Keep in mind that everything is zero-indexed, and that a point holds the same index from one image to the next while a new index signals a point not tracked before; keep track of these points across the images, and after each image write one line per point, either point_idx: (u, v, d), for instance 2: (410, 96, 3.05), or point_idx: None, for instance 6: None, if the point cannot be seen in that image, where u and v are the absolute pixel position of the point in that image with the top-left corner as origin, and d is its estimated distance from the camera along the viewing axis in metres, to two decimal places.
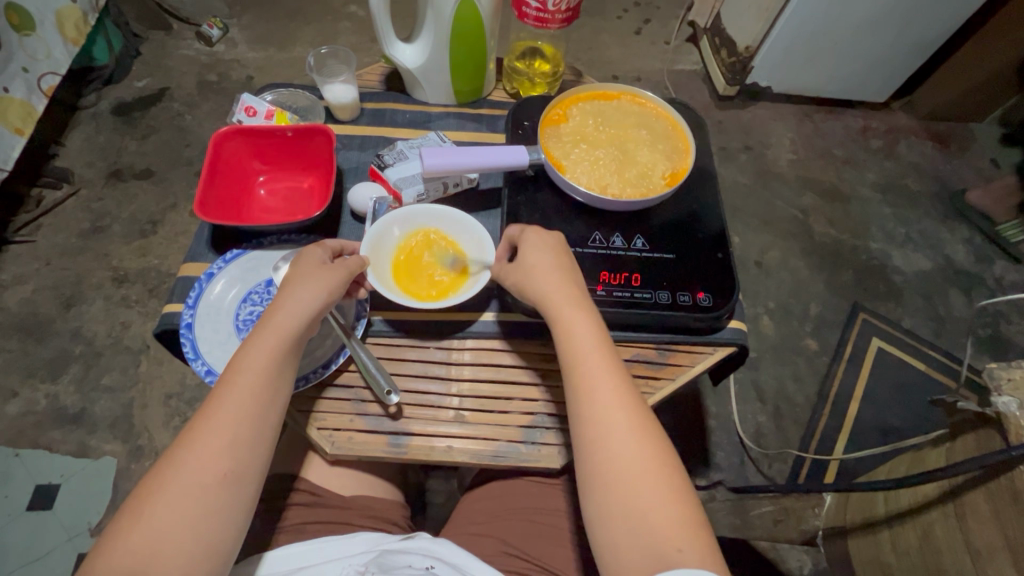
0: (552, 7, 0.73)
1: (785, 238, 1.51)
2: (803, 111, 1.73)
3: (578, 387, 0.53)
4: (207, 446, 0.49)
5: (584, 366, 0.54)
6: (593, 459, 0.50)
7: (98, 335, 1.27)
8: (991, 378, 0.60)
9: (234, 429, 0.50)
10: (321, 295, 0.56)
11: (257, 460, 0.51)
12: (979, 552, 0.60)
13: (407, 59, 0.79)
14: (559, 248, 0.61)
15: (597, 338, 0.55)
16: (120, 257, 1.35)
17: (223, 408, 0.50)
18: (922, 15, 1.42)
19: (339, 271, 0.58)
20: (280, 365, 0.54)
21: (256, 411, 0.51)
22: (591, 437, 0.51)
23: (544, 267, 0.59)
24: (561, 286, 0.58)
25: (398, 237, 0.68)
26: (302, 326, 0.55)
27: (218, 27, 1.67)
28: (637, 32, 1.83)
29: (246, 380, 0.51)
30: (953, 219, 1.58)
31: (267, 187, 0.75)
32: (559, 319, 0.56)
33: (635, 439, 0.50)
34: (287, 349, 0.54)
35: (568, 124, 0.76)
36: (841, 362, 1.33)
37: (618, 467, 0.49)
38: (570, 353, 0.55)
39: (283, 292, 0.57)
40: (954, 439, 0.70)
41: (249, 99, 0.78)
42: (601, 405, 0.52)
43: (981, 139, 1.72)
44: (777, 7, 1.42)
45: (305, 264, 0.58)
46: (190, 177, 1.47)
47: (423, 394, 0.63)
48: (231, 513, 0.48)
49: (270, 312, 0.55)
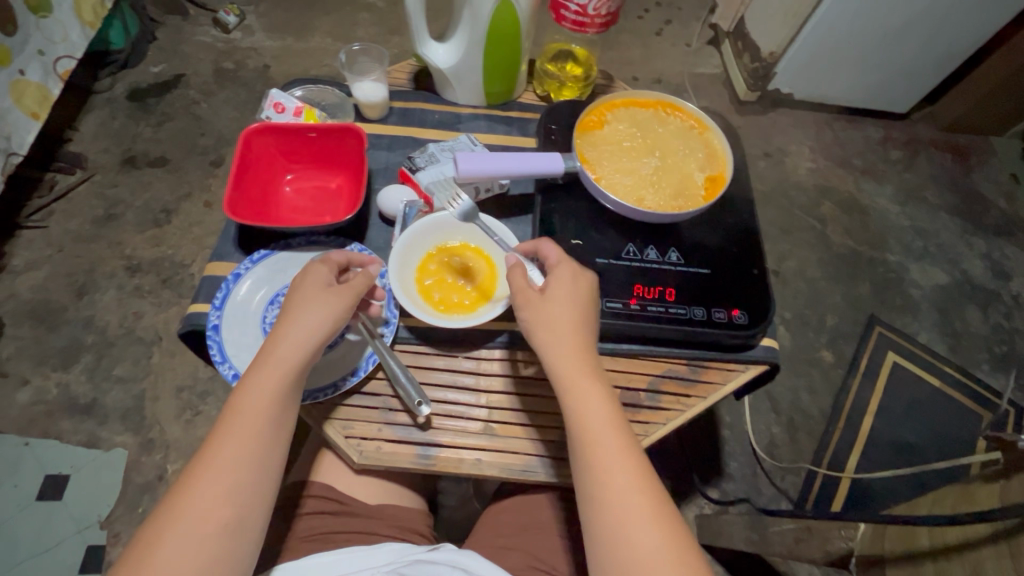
0: (591, 11, 0.72)
1: (803, 247, 1.49)
2: (824, 119, 1.71)
3: (592, 467, 0.50)
4: (209, 492, 0.47)
5: (597, 445, 0.50)
6: (608, 544, 0.47)
7: (110, 324, 1.26)
8: None
9: (235, 472, 0.48)
10: (325, 323, 0.54)
11: (261, 501, 0.49)
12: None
13: (440, 59, 0.77)
14: (581, 298, 0.56)
15: (611, 417, 0.52)
16: (133, 246, 1.34)
17: (225, 450, 0.49)
18: (952, 26, 1.40)
19: (344, 294, 0.56)
20: (285, 400, 0.52)
21: (257, 453, 0.50)
22: (605, 525, 0.48)
23: (564, 321, 0.54)
24: (576, 348, 0.54)
25: (435, 239, 0.67)
26: (305, 359, 0.53)
27: (235, 13, 1.65)
28: (659, 32, 1.81)
29: (248, 420, 0.50)
30: (973, 233, 1.56)
31: (293, 186, 0.74)
32: (571, 388, 0.53)
33: (654, 526, 0.47)
34: (290, 383, 0.52)
35: (604, 130, 0.74)
36: (856, 376, 1.32)
37: (638, 559, 0.46)
38: (584, 432, 0.51)
39: (284, 324, 0.54)
40: (1011, 478, 0.69)
41: (278, 94, 0.77)
42: (618, 490, 0.48)
43: (1003, 153, 1.70)
44: (806, 13, 1.40)
45: (308, 286, 0.56)
46: (204, 166, 1.45)
47: (451, 405, 0.62)
48: (235, 559, 0.47)
49: (272, 344, 0.54)
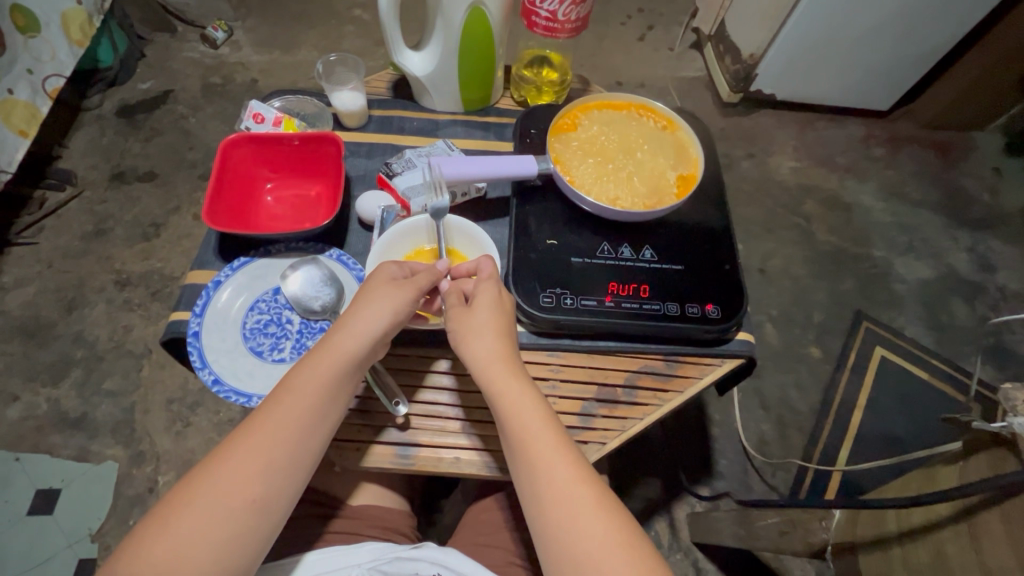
0: (561, 17, 0.73)
1: (789, 245, 1.51)
2: (806, 118, 1.74)
3: (530, 467, 0.51)
4: (244, 465, 0.49)
5: (534, 443, 0.51)
6: (555, 541, 0.48)
7: (100, 338, 1.26)
8: (1006, 399, 0.59)
9: (273, 450, 0.50)
10: (385, 317, 0.55)
11: (292, 486, 0.50)
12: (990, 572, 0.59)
13: (415, 67, 0.79)
14: (495, 308, 0.57)
15: (543, 416, 0.53)
16: (122, 260, 1.35)
17: (265, 427, 0.50)
18: (926, 24, 1.42)
19: (409, 289, 0.56)
20: (336, 388, 0.53)
21: (295, 436, 0.51)
22: (550, 520, 0.49)
23: (484, 330, 0.56)
24: (500, 354, 0.55)
25: (406, 244, 0.68)
26: (360, 351, 0.54)
27: (223, 29, 1.67)
28: (641, 38, 1.84)
29: (293, 401, 0.51)
30: (956, 228, 1.58)
31: (273, 194, 0.75)
32: (500, 394, 0.54)
33: (598, 514, 0.48)
34: (344, 373, 0.53)
35: (577, 133, 0.76)
36: (843, 371, 1.33)
37: (584, 547, 0.47)
38: (519, 434, 0.52)
39: (350, 311, 0.56)
40: (969, 459, 0.69)
41: (257, 105, 0.78)
42: (557, 484, 0.50)
43: (984, 148, 1.72)
44: (782, 15, 1.43)
45: (378, 277, 0.57)
46: (193, 180, 1.46)
47: (430, 405, 0.63)
48: (255, 536, 0.48)
49: (333, 330, 0.55)
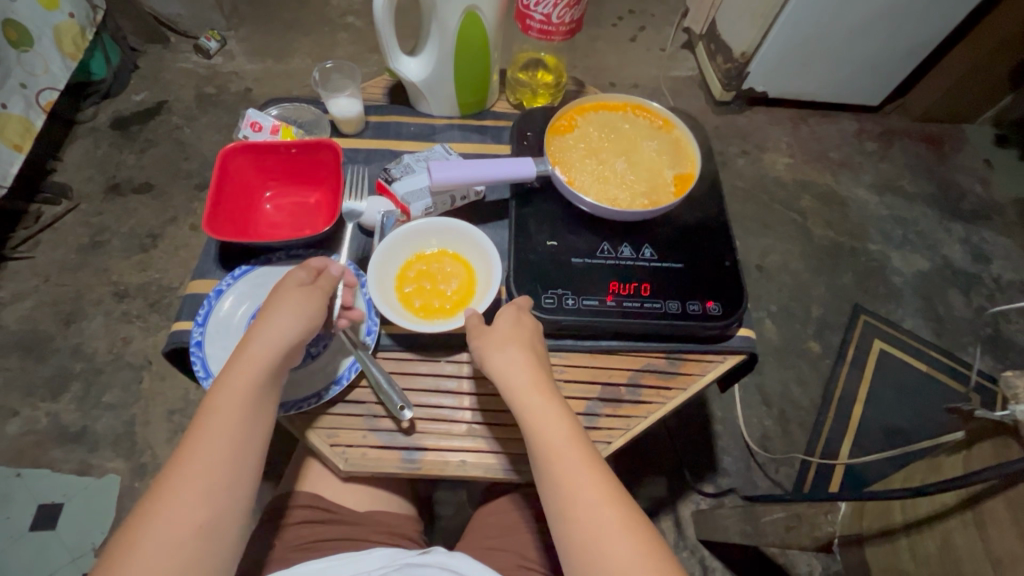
0: (555, 20, 0.74)
1: (785, 241, 1.52)
2: (799, 115, 1.75)
3: (555, 482, 0.50)
4: (183, 496, 0.47)
5: (560, 458, 0.51)
6: (582, 558, 0.47)
7: (99, 351, 1.26)
8: (1008, 387, 0.59)
9: (210, 474, 0.48)
10: (297, 322, 0.55)
11: (236, 504, 0.49)
12: (999, 560, 0.60)
13: (411, 73, 0.79)
14: (524, 330, 0.58)
15: (569, 432, 0.53)
16: (120, 272, 1.35)
17: (196, 453, 0.49)
18: (915, 19, 1.44)
19: (314, 294, 0.57)
20: (258, 400, 0.52)
21: (230, 455, 0.50)
22: (576, 537, 0.48)
23: (513, 349, 0.56)
24: (529, 372, 0.55)
25: (413, 245, 0.68)
26: (278, 359, 0.54)
27: (216, 39, 1.67)
28: (633, 39, 1.85)
29: (218, 421, 0.50)
30: (950, 220, 1.59)
31: (272, 203, 0.75)
32: (527, 407, 0.54)
33: (625, 533, 0.47)
34: (264, 382, 0.53)
35: (574, 134, 0.76)
36: (843, 364, 1.34)
37: (611, 566, 0.46)
38: (545, 449, 0.52)
39: (257, 326, 0.55)
40: (972, 448, 0.70)
41: (254, 114, 0.79)
42: (582, 501, 0.49)
43: (975, 140, 1.74)
44: (772, 13, 1.44)
45: (283, 286, 0.57)
46: (189, 190, 1.46)
47: (435, 409, 0.63)
48: (210, 562, 0.47)
49: (242, 346, 0.54)
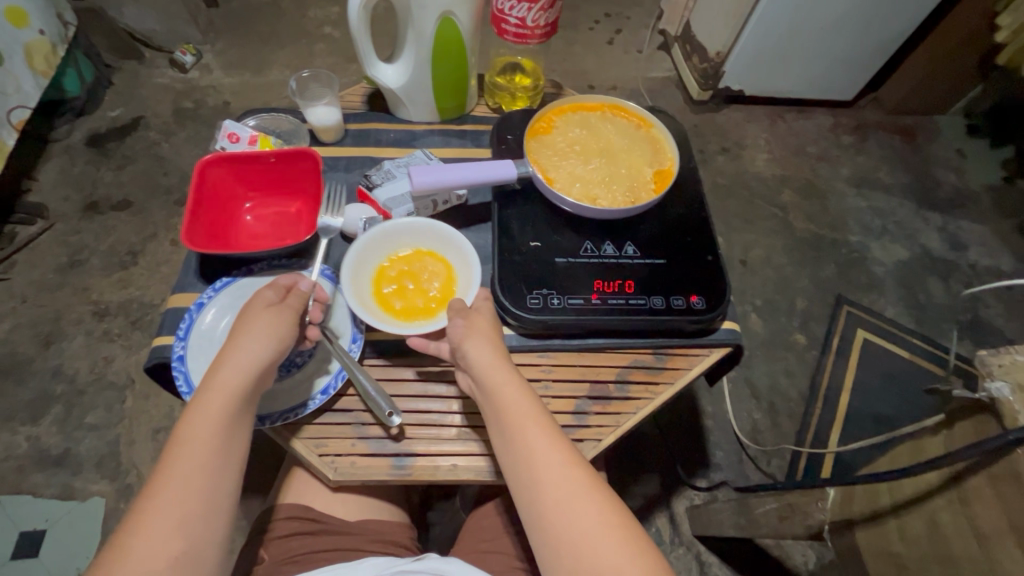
0: (530, 23, 0.74)
1: (768, 235, 1.54)
2: (775, 112, 1.78)
3: (523, 455, 0.51)
4: (158, 529, 0.46)
5: (525, 430, 0.52)
6: (552, 525, 0.48)
7: (80, 372, 1.23)
8: (983, 364, 0.61)
9: (185, 502, 0.47)
10: (269, 344, 0.54)
11: (214, 534, 0.48)
12: (984, 535, 0.62)
13: (389, 79, 0.79)
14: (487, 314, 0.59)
15: (533, 407, 0.53)
16: (99, 291, 1.32)
17: (170, 482, 0.48)
18: (883, 16, 1.47)
19: (285, 314, 0.56)
20: (232, 425, 0.51)
21: (207, 482, 0.48)
22: (544, 505, 0.49)
23: (478, 330, 0.57)
24: (494, 352, 0.56)
25: (396, 243, 0.67)
26: (249, 383, 0.53)
27: (192, 53, 1.66)
28: (610, 42, 1.87)
29: (192, 449, 0.49)
30: (926, 209, 1.63)
31: (253, 213, 0.75)
32: (492, 384, 0.54)
33: (593, 498, 0.49)
34: (237, 407, 0.52)
35: (553, 135, 0.77)
36: (829, 355, 1.35)
37: (580, 530, 0.47)
38: (511, 423, 0.53)
39: (225, 351, 0.54)
40: (952, 427, 0.71)
41: (232, 125, 0.78)
42: (549, 470, 0.50)
43: (947, 131, 1.78)
44: (745, 13, 1.46)
45: (251, 309, 0.56)
46: (169, 206, 1.44)
47: (424, 414, 0.63)
48: None
49: (212, 373, 0.53)
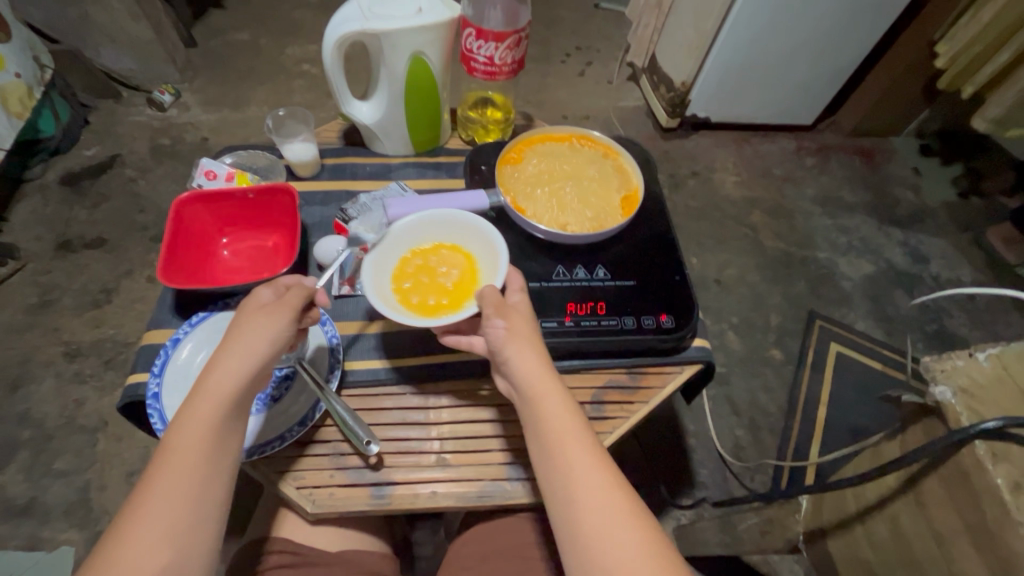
0: (498, 61, 0.78)
1: (740, 255, 1.59)
2: (741, 136, 1.86)
3: (563, 474, 0.50)
4: (146, 537, 0.45)
5: (567, 449, 0.51)
6: (591, 548, 0.46)
7: (49, 416, 1.20)
8: (928, 371, 0.68)
9: (173, 511, 0.46)
10: (264, 345, 0.52)
11: (204, 541, 0.47)
12: (940, 535, 0.70)
13: (364, 116, 0.82)
14: (530, 320, 0.58)
15: (576, 425, 0.52)
16: (71, 331, 1.30)
17: (161, 489, 0.47)
18: (833, 46, 1.57)
19: (282, 313, 0.53)
20: (223, 431, 0.50)
21: (196, 489, 0.48)
22: (583, 526, 0.47)
23: (520, 336, 0.55)
24: (537, 361, 0.54)
25: (421, 238, 0.67)
26: (241, 386, 0.51)
27: (170, 92, 1.67)
28: (581, 74, 1.95)
29: (183, 455, 0.48)
30: (888, 226, 1.70)
31: (230, 248, 0.76)
32: (535, 397, 0.53)
33: (632, 523, 0.47)
34: (227, 412, 0.51)
35: (524, 164, 0.80)
36: (805, 369, 1.39)
37: (621, 556, 0.46)
38: (552, 439, 0.51)
39: (218, 355, 0.52)
40: (905, 430, 0.79)
41: (209, 162, 0.80)
42: (590, 492, 0.48)
43: (902, 151, 1.88)
44: (706, 45, 1.54)
45: (246, 307, 0.54)
46: (145, 242, 1.44)
47: (403, 442, 0.63)
48: None
49: (204, 378, 0.51)
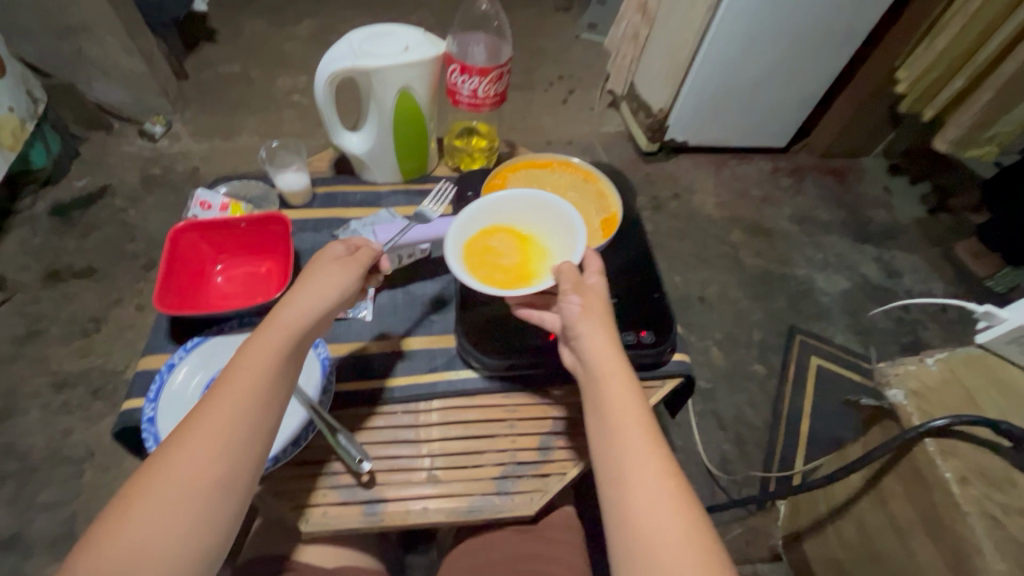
0: (482, 94, 0.83)
1: (721, 272, 1.64)
2: (719, 159, 1.94)
3: (618, 454, 0.49)
4: (201, 449, 0.46)
5: (623, 431, 0.50)
6: (638, 528, 0.45)
7: (35, 447, 1.19)
8: (882, 375, 0.76)
9: (228, 432, 0.47)
10: (335, 290, 0.56)
11: (250, 465, 0.48)
12: (901, 528, 0.75)
13: (355, 146, 0.86)
14: (603, 299, 0.59)
15: (637, 408, 0.52)
16: (59, 361, 1.30)
17: (219, 408, 0.48)
18: (801, 74, 1.66)
19: (353, 264, 0.59)
20: (283, 366, 0.52)
21: (252, 414, 0.49)
22: (631, 506, 0.47)
23: (592, 313, 0.57)
24: (605, 339, 0.56)
25: (518, 217, 0.69)
26: (307, 326, 0.54)
27: (161, 123, 1.72)
28: (564, 101, 2.03)
29: (242, 379, 0.50)
30: (862, 242, 1.77)
31: (224, 274, 0.78)
32: (602, 374, 0.54)
33: (678, 513, 0.46)
34: (290, 347, 0.53)
35: (508, 189, 0.84)
36: (787, 382, 1.43)
37: (668, 543, 0.44)
38: (612, 419, 0.51)
39: (293, 293, 0.55)
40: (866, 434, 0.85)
41: (204, 193, 0.83)
42: (644, 476, 0.48)
43: (872, 171, 1.97)
44: (682, 74, 1.62)
45: (320, 256, 0.59)
46: (135, 271, 1.45)
47: (394, 459, 0.65)
48: (220, 516, 0.45)
49: (276, 313, 0.54)
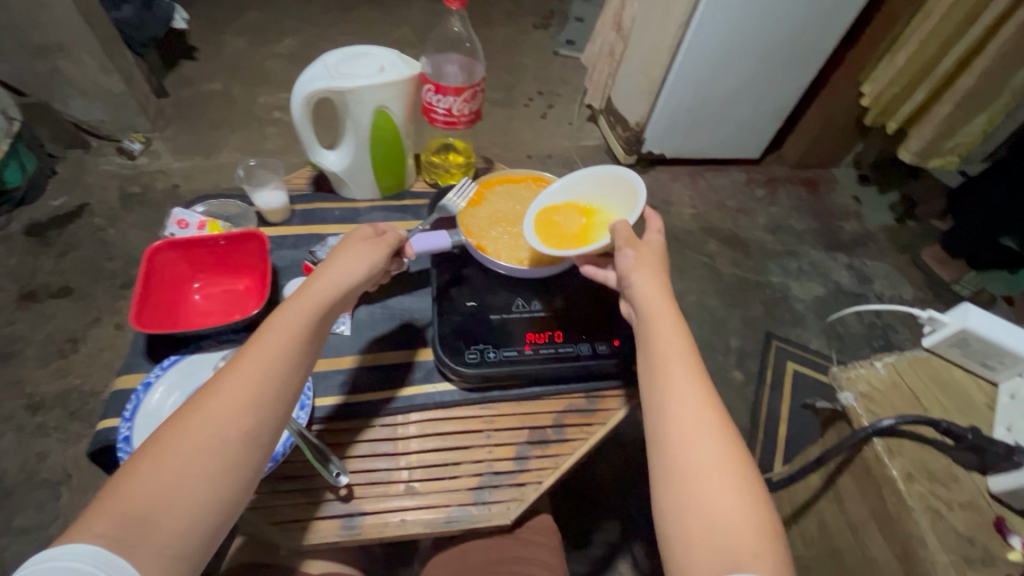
0: (457, 112, 0.85)
1: (699, 282, 1.67)
2: (695, 171, 1.99)
3: (663, 385, 0.53)
4: (233, 399, 0.48)
5: (669, 365, 0.54)
6: (676, 449, 0.49)
7: (8, 472, 1.16)
8: (836, 378, 0.77)
9: (260, 386, 0.50)
10: (362, 267, 0.61)
11: (276, 420, 0.50)
12: (856, 525, 0.78)
13: (332, 163, 0.87)
14: (660, 256, 0.64)
15: (683, 347, 0.55)
16: (34, 382, 1.27)
17: (253, 362, 0.51)
18: (770, 88, 1.72)
19: (380, 245, 0.64)
20: (312, 331, 0.55)
21: (282, 371, 0.51)
22: (673, 429, 0.50)
23: (650, 264, 0.62)
24: (659, 287, 0.60)
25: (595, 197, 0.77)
26: (337, 296, 0.58)
27: (140, 141, 1.71)
28: (544, 116, 2.07)
29: (274, 338, 0.53)
30: (834, 250, 1.83)
31: (201, 292, 0.79)
32: (651, 316, 0.58)
33: (718, 441, 0.49)
34: (320, 314, 0.56)
35: (483, 204, 0.86)
36: (765, 388, 1.46)
37: (702, 465, 0.48)
38: (660, 353, 0.55)
39: (324, 267, 0.59)
40: (828, 432, 0.87)
41: (181, 213, 0.83)
42: (685, 406, 0.51)
43: (842, 181, 2.03)
44: (656, 89, 1.67)
45: (350, 238, 0.64)
46: (114, 290, 1.44)
47: (372, 473, 0.66)
48: (244, 467, 0.47)
49: (308, 282, 0.58)
